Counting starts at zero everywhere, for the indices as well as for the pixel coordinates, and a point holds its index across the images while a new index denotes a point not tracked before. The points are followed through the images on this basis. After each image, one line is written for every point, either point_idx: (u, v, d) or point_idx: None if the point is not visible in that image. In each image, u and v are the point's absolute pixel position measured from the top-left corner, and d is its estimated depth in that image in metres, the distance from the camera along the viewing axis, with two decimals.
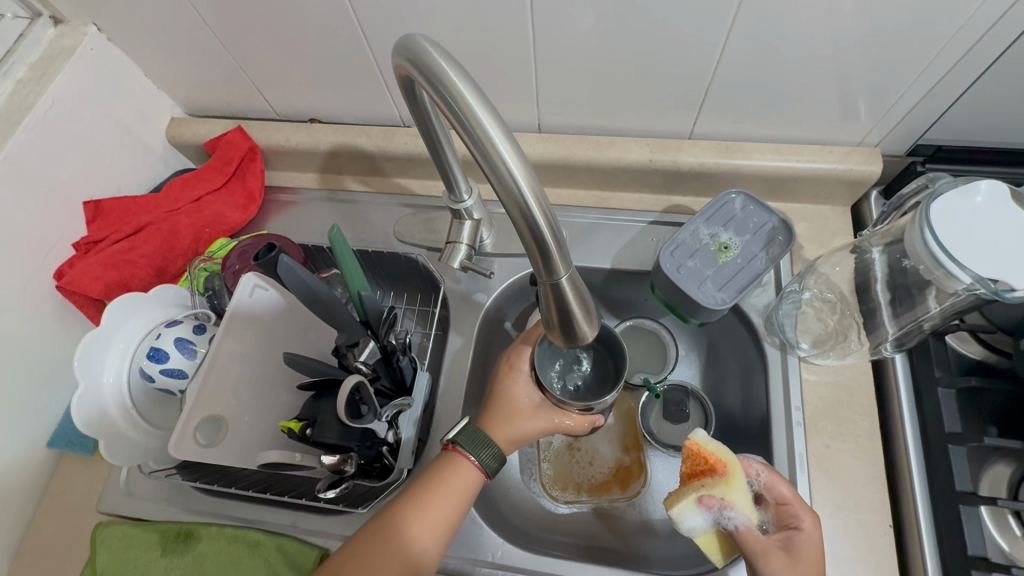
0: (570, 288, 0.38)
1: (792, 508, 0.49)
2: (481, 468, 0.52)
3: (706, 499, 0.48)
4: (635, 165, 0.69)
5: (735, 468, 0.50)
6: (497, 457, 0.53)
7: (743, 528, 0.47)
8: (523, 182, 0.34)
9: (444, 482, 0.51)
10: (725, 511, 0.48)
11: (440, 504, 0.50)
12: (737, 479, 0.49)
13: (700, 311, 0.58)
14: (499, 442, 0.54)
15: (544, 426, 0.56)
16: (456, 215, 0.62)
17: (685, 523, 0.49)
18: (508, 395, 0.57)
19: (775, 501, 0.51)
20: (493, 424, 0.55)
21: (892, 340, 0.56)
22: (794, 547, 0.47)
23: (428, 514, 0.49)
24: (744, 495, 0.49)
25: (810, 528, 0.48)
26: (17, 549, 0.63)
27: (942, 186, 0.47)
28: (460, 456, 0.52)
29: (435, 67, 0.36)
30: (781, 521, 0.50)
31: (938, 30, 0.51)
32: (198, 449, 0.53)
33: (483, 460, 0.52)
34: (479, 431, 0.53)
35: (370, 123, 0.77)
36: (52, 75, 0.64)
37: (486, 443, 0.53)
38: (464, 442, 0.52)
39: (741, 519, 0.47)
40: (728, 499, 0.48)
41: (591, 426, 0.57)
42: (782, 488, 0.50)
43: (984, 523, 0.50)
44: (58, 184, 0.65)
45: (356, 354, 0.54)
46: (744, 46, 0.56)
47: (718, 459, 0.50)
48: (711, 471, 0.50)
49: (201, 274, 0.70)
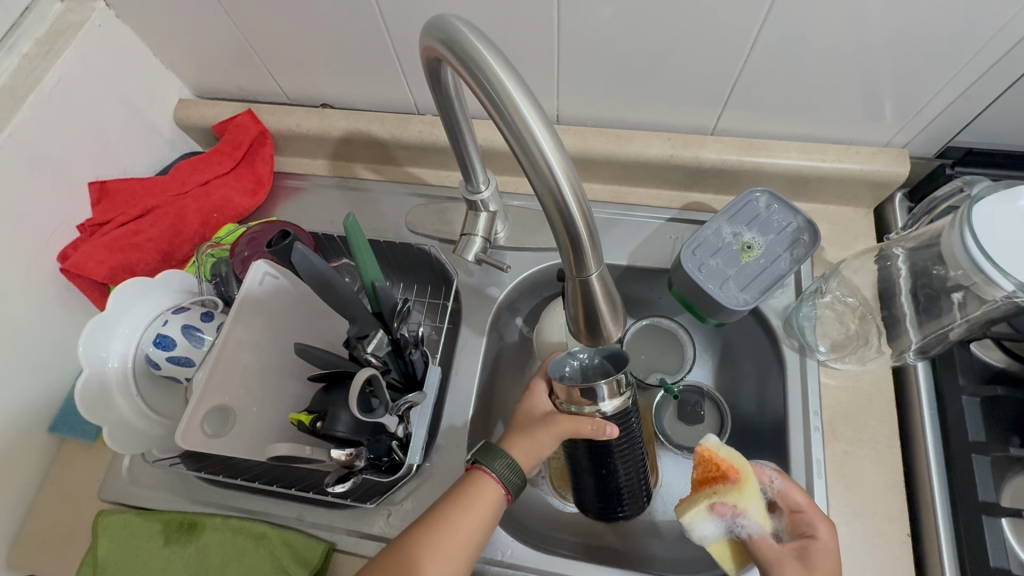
0: (598, 285, 0.40)
1: (807, 516, 0.49)
2: (501, 483, 0.50)
3: (718, 507, 0.47)
4: (655, 160, 0.67)
5: (748, 475, 0.49)
6: (513, 467, 0.51)
7: (757, 536, 0.46)
8: (560, 173, 0.34)
9: (470, 501, 0.49)
10: (738, 519, 0.46)
11: (470, 526, 0.48)
12: (750, 487, 0.48)
13: (721, 311, 0.57)
14: (515, 454, 0.52)
15: (555, 432, 0.51)
16: (472, 206, 0.60)
17: (697, 531, 0.47)
18: (526, 408, 0.56)
19: (789, 509, 0.50)
20: (512, 439, 0.54)
21: (915, 348, 0.55)
22: (808, 555, 0.46)
23: (456, 533, 0.48)
24: (757, 502, 0.48)
25: (826, 536, 0.47)
26: (18, 534, 0.62)
27: (982, 191, 0.46)
28: (481, 473, 0.50)
29: (470, 49, 0.34)
30: (795, 529, 0.49)
31: (977, 29, 0.49)
32: (205, 439, 0.52)
33: (499, 471, 0.50)
34: (496, 445, 0.53)
35: (383, 110, 0.75)
36: (57, 51, 0.62)
37: (500, 453, 0.51)
38: (480, 457, 0.51)
39: (754, 526, 0.46)
40: (741, 507, 0.47)
41: (601, 432, 0.50)
42: (797, 496, 0.49)
43: (1006, 535, 0.50)
44: (63, 164, 0.64)
45: (365, 345, 0.52)
46: (777, 40, 0.54)
47: (731, 466, 0.49)
48: (723, 477, 0.48)
49: (209, 260, 0.68)
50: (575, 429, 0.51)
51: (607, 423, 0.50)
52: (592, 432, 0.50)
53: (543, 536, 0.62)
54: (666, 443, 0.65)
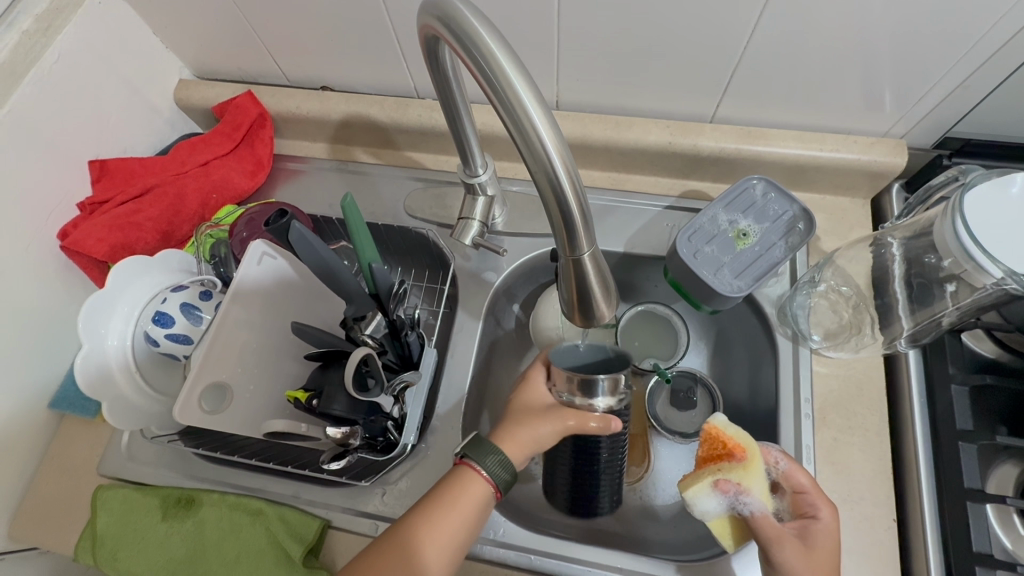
0: (591, 265, 0.40)
1: (809, 497, 0.49)
2: (490, 478, 0.50)
3: (721, 484, 0.48)
4: (654, 148, 0.67)
5: (754, 454, 0.50)
6: (505, 465, 0.50)
7: (759, 514, 0.47)
8: (555, 156, 0.34)
9: (457, 498, 0.49)
10: (740, 496, 0.48)
11: (472, 506, 0.49)
12: (755, 465, 0.49)
13: (715, 298, 0.57)
14: (508, 452, 0.52)
15: (556, 426, 0.52)
16: (470, 190, 0.61)
17: (700, 505, 0.49)
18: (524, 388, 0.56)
19: (791, 489, 0.50)
20: (502, 434, 0.53)
21: (907, 336, 0.55)
22: (809, 536, 0.47)
23: (445, 530, 0.48)
24: (761, 481, 0.48)
25: (827, 517, 0.48)
26: (18, 507, 0.63)
27: (975, 178, 0.46)
28: (470, 471, 0.50)
29: (466, 26, 0.34)
30: (797, 510, 0.50)
31: (978, 21, 0.49)
32: (203, 415, 0.52)
33: (490, 468, 0.50)
34: (486, 440, 0.52)
35: (383, 93, 0.75)
36: (58, 28, 0.61)
37: (491, 450, 0.51)
38: (471, 451, 0.51)
39: (756, 504, 0.47)
40: (745, 485, 0.48)
41: (606, 427, 0.52)
42: (801, 478, 0.50)
43: (990, 521, 0.50)
44: (64, 142, 0.64)
45: (362, 327, 0.55)
46: (780, 27, 0.54)
47: (737, 444, 0.50)
48: (729, 455, 0.50)
49: (207, 240, 0.69)
50: (579, 425, 0.52)
51: (610, 417, 0.52)
52: (597, 428, 0.52)
53: (535, 518, 0.63)
54: (658, 429, 0.65)
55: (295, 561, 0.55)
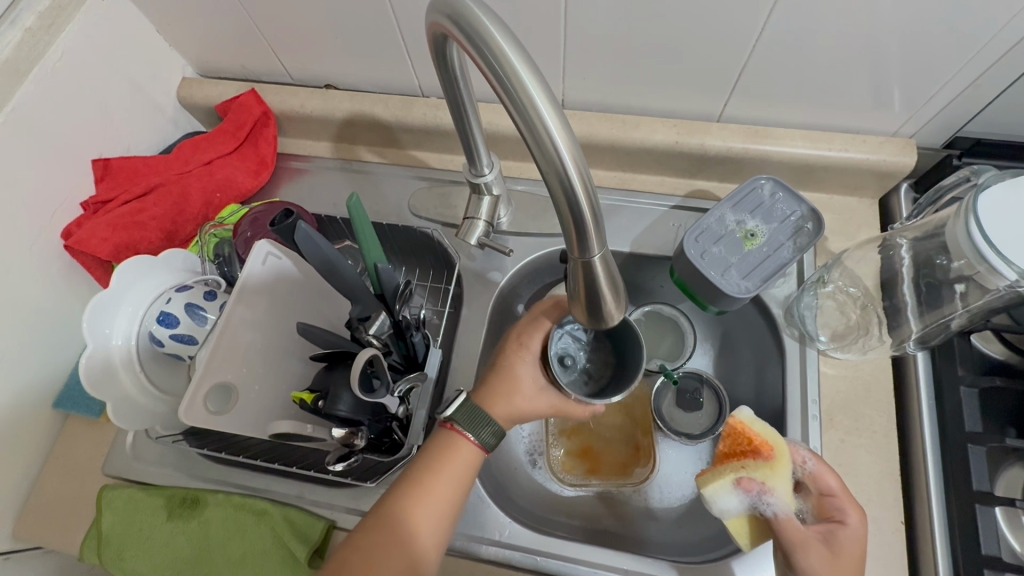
0: (602, 267, 0.36)
1: (837, 501, 0.49)
2: (480, 445, 0.53)
3: (744, 482, 0.49)
4: (661, 147, 0.67)
5: (782, 452, 0.50)
6: (497, 436, 0.54)
7: (783, 516, 0.48)
8: (567, 154, 0.32)
9: (446, 463, 0.51)
10: (764, 496, 0.49)
11: (457, 469, 0.51)
12: (782, 465, 0.49)
13: (721, 298, 0.57)
14: (500, 419, 0.54)
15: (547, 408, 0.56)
16: (475, 189, 0.60)
17: (719, 503, 0.50)
18: (519, 371, 0.56)
19: (818, 491, 0.50)
20: (495, 402, 0.54)
21: (915, 338, 0.55)
22: (834, 539, 0.47)
23: (434, 500, 0.50)
24: (787, 482, 0.49)
25: (855, 523, 0.48)
26: (22, 507, 0.63)
27: (988, 180, 0.46)
28: (458, 434, 0.53)
29: (476, 23, 0.33)
30: (822, 512, 0.49)
31: (989, 22, 0.49)
32: (208, 416, 0.52)
33: (483, 438, 0.53)
34: (478, 409, 0.53)
35: (388, 91, 0.75)
36: (61, 25, 0.61)
37: (486, 422, 0.53)
38: (463, 421, 0.53)
39: (780, 506, 0.48)
40: (769, 484, 0.49)
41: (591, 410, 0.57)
42: (829, 479, 0.50)
43: (999, 524, 0.50)
44: (68, 140, 0.64)
45: (367, 327, 0.53)
46: (790, 26, 0.53)
47: (763, 441, 0.51)
48: (754, 452, 0.51)
49: (212, 239, 0.68)
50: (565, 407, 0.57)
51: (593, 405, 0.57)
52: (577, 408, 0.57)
53: (540, 517, 0.63)
54: (663, 430, 0.65)
55: (300, 561, 0.55)
